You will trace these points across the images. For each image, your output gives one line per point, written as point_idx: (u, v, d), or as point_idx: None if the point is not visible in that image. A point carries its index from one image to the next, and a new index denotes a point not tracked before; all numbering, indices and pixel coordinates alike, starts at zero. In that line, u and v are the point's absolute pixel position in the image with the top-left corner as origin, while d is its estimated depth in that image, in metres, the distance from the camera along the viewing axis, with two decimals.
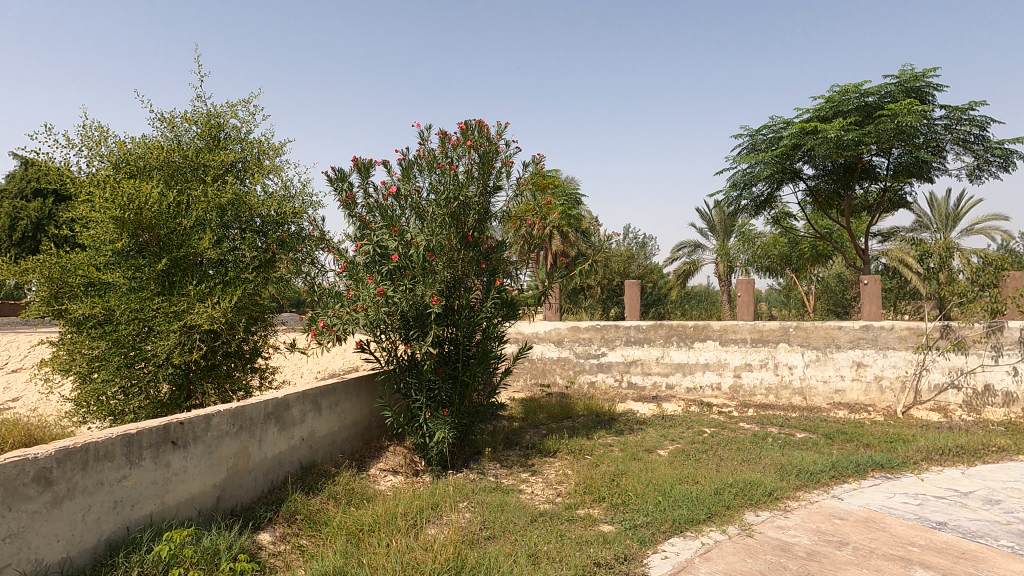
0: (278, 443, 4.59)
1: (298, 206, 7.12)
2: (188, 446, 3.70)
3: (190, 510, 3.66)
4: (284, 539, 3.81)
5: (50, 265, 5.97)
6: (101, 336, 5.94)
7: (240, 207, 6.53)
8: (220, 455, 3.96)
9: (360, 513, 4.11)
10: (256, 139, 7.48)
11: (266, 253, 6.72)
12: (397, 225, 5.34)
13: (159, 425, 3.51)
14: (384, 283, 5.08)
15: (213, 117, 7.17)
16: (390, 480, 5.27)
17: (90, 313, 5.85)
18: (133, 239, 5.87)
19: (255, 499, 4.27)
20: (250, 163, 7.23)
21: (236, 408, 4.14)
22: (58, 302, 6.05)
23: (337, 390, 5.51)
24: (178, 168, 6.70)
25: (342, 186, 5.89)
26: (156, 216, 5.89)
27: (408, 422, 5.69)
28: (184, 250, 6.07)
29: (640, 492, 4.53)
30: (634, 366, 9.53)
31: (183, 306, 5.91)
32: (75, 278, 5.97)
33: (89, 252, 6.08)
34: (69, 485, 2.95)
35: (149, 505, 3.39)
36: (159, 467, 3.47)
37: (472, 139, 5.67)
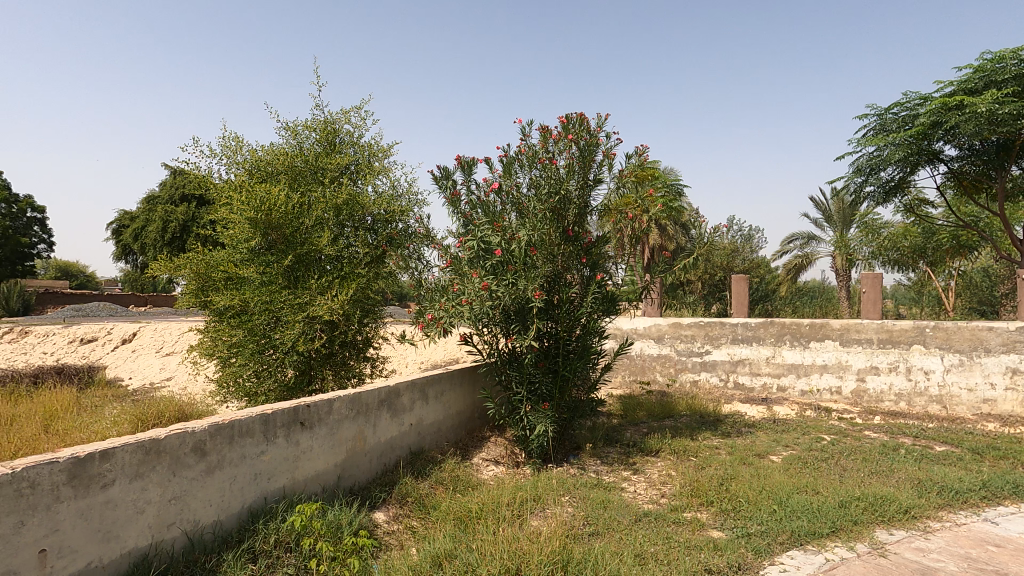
0: (390, 429, 4.87)
1: (405, 205, 7.47)
2: (314, 427, 4.02)
3: (316, 487, 3.99)
4: (397, 519, 4.05)
5: (198, 262, 6.77)
6: (239, 325, 6.62)
7: (354, 207, 6.98)
8: (341, 437, 4.27)
9: (466, 500, 4.27)
10: (367, 142, 7.97)
11: (377, 249, 7.12)
12: (500, 222, 5.45)
13: (290, 407, 3.85)
14: (488, 277, 5.16)
15: (330, 123, 7.72)
16: (492, 470, 5.41)
17: (229, 304, 6.56)
18: (265, 238, 6.49)
19: (370, 480, 4.56)
20: (361, 166, 7.67)
21: (355, 394, 4.44)
22: (204, 295, 6.84)
23: (443, 380, 5.73)
24: (301, 173, 7.31)
25: (447, 183, 6.13)
26: (284, 216, 6.47)
27: (509, 414, 5.78)
28: (307, 247, 6.62)
29: (752, 499, 4.28)
30: (742, 366, 9.02)
31: (306, 299, 6.45)
32: (216, 273, 6.69)
33: (227, 249, 6.78)
34: (219, 457, 3.32)
35: (282, 479, 3.74)
36: (290, 446, 3.82)
37: (573, 132, 5.65)
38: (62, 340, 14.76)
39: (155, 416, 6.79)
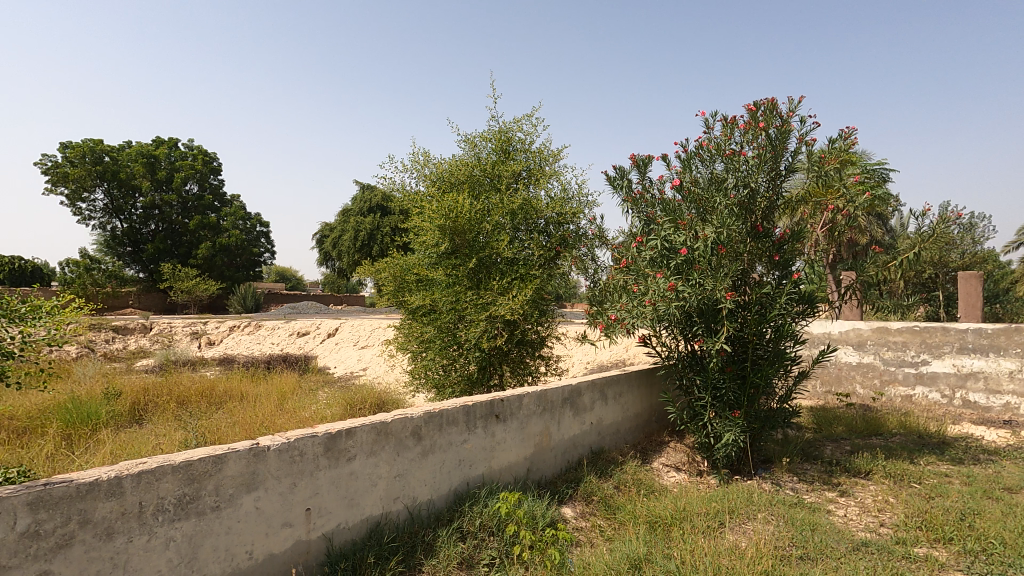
0: (573, 427, 4.96)
1: (576, 207, 7.57)
2: (507, 421, 4.26)
3: (508, 477, 4.23)
4: (584, 517, 4.11)
5: (395, 266, 7.60)
6: (430, 322, 7.27)
7: (529, 211, 7.26)
8: (529, 432, 4.47)
9: (653, 505, 4.18)
10: (538, 148, 8.24)
11: (551, 251, 7.32)
12: (683, 220, 5.23)
13: (487, 400, 4.12)
14: (674, 277, 5.00)
15: (504, 133, 8.12)
16: (674, 476, 5.23)
17: (422, 303, 7.25)
18: (451, 243, 7.05)
19: (556, 475, 4.70)
20: (533, 171, 7.93)
21: (541, 391, 4.61)
22: (400, 295, 7.66)
23: (622, 381, 5.68)
24: (479, 182, 7.81)
25: (621, 183, 6.09)
26: (468, 222, 6.97)
27: (691, 420, 5.54)
28: (488, 250, 7.02)
29: (1009, 543, 3.55)
30: (973, 381, 7.56)
31: (489, 299, 6.86)
32: (409, 276, 7.43)
33: (418, 255, 7.48)
34: (432, 442, 3.67)
35: (481, 466, 4.02)
36: (487, 436, 4.08)
37: (762, 119, 5.22)
38: (285, 333, 17.66)
39: (361, 401, 7.77)
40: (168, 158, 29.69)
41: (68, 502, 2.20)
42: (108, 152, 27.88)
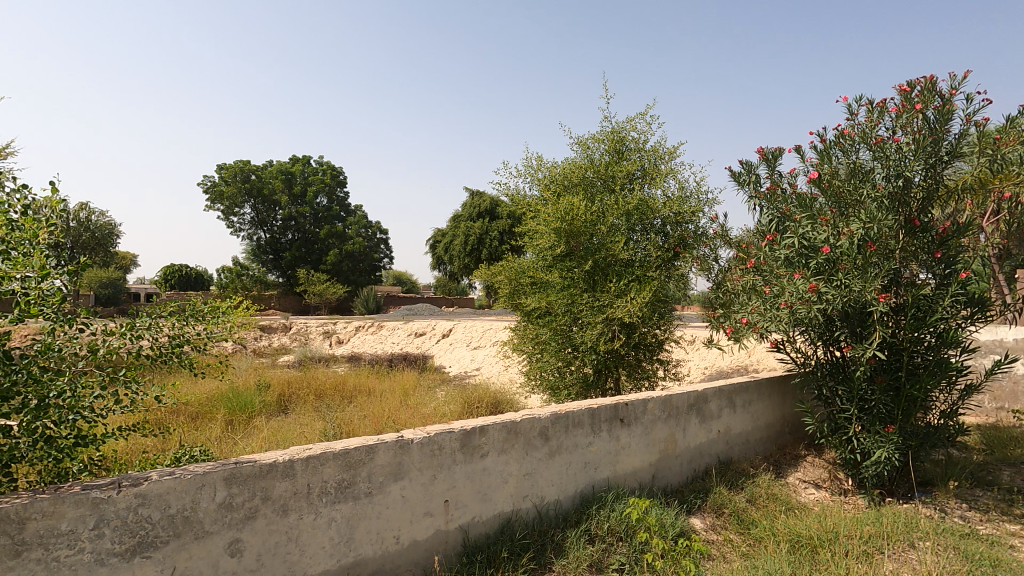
0: (699, 434, 4.76)
1: (695, 205, 7.25)
2: (631, 425, 4.18)
3: (633, 483, 4.16)
4: (715, 530, 3.93)
5: (509, 269, 7.76)
6: (545, 324, 7.30)
7: (645, 211, 7.06)
8: (654, 438, 4.35)
9: (793, 523, 3.89)
10: (652, 146, 8.00)
11: (669, 251, 7.09)
12: (824, 216, 4.82)
13: (612, 403, 4.07)
14: (815, 278, 4.62)
15: (617, 133, 7.96)
16: (813, 494, 4.83)
17: (537, 305, 7.30)
18: (567, 245, 7.04)
19: (682, 484, 4.54)
20: (648, 170, 7.74)
21: (667, 396, 4.47)
22: (515, 297, 7.80)
23: (752, 388, 5.34)
24: (592, 183, 7.73)
25: (748, 178, 5.75)
26: (583, 224, 6.91)
27: (833, 433, 5.07)
28: (605, 252, 6.91)
29: None
30: None
31: (606, 301, 6.75)
32: (524, 279, 7.53)
33: (532, 258, 7.54)
34: (558, 443, 3.71)
35: (606, 470, 3.99)
36: (612, 440, 4.04)
37: (919, 101, 4.64)
38: (404, 333, 18.78)
39: (478, 400, 8.05)
40: (302, 174, 32.84)
41: (253, 479, 2.51)
42: (254, 171, 31.44)
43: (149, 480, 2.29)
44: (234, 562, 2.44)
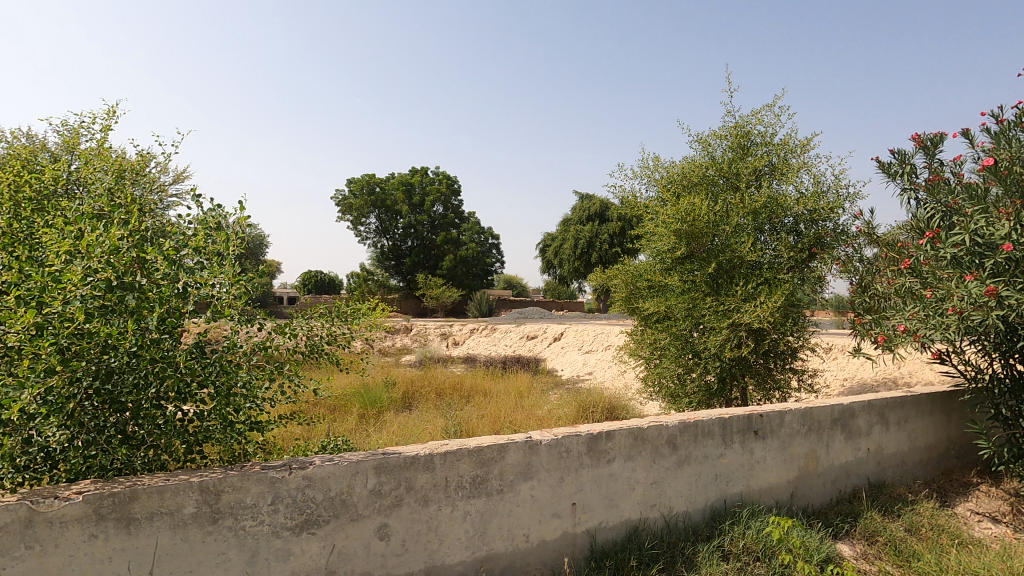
0: (845, 452, 4.34)
1: (834, 200, 6.60)
2: (767, 438, 3.92)
3: (769, 500, 3.89)
4: (868, 559, 3.56)
5: (625, 272, 7.23)
6: (664, 329, 6.81)
7: (775, 209, 6.50)
8: (793, 453, 4.04)
9: (967, 560, 3.41)
10: (781, 140, 7.32)
11: (803, 252, 6.49)
12: (1003, 209, 4.18)
13: (745, 414, 3.84)
14: (993, 280, 4.02)
15: (741, 127, 7.29)
16: (989, 529, 4.20)
17: (655, 310, 6.76)
18: (688, 248, 6.54)
19: (825, 506, 4.17)
20: (778, 165, 7.07)
21: (807, 409, 4.12)
22: (631, 302, 7.27)
23: (908, 404, 4.76)
24: (713, 182, 7.18)
25: (899, 169, 5.15)
26: (706, 225, 6.42)
27: (1015, 460, 4.38)
28: (729, 254, 6.40)
29: None
30: None
31: (732, 306, 6.29)
32: (641, 283, 7.07)
33: (650, 260, 7.11)
34: (687, 452, 3.58)
35: (739, 484, 3.78)
36: (745, 453, 3.82)
37: None
38: (516, 336, 19.12)
39: (593, 405, 7.95)
40: (421, 184, 34.76)
41: (399, 470, 2.71)
42: (378, 184, 33.89)
43: (314, 464, 2.56)
44: (383, 545, 2.65)
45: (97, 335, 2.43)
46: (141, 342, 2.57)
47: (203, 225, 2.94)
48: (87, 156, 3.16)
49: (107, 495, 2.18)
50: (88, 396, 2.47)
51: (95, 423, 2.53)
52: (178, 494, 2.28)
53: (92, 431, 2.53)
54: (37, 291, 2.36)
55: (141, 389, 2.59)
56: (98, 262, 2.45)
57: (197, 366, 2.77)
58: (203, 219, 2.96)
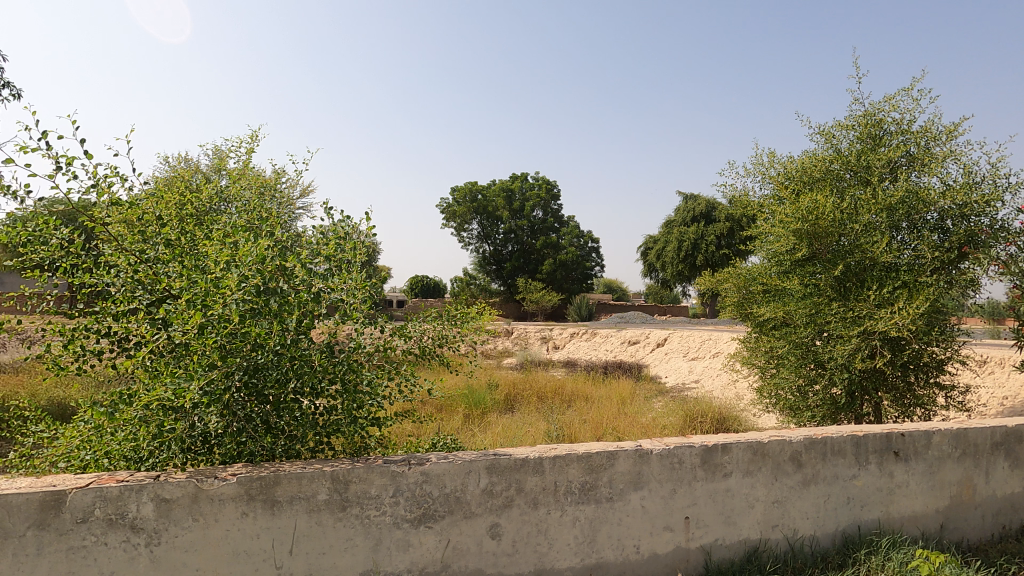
0: (1010, 482, 3.76)
1: (990, 192, 5.74)
2: (910, 460, 3.50)
3: (913, 530, 3.48)
4: None
5: (737, 276, 6.86)
6: (783, 336, 6.28)
7: (917, 204, 5.78)
8: (942, 479, 3.58)
9: None
10: (922, 126, 6.49)
11: (951, 252, 5.69)
12: None
13: (883, 432, 3.46)
14: None
15: (872, 115, 6.54)
16: None
17: (772, 315, 6.30)
18: (810, 249, 5.98)
19: (984, 542, 3.65)
20: (919, 155, 6.29)
21: (960, 430, 3.63)
22: (745, 307, 6.87)
23: None
24: (839, 177, 6.56)
25: None
26: (832, 224, 5.84)
27: None
28: (858, 255, 5.80)
29: None
30: None
31: (863, 312, 5.62)
32: (755, 286, 6.63)
33: (764, 263, 6.68)
34: (814, 471, 3.29)
35: (876, 510, 3.41)
36: (884, 476, 3.44)
37: None
38: (617, 341, 18.77)
39: (701, 415, 7.58)
40: (521, 190, 35.30)
41: (510, 471, 2.76)
42: (480, 191, 34.95)
43: (430, 461, 2.68)
44: (494, 544, 2.71)
45: (249, 334, 2.73)
46: (283, 341, 2.87)
47: (332, 234, 3.18)
48: (236, 175, 3.57)
49: (255, 478, 2.44)
50: (239, 388, 2.78)
51: (245, 412, 2.84)
52: (313, 481, 2.50)
53: (243, 420, 2.84)
54: (201, 296, 2.71)
55: (282, 384, 2.87)
56: (249, 269, 2.76)
57: (329, 364, 3.03)
58: (333, 229, 3.20)
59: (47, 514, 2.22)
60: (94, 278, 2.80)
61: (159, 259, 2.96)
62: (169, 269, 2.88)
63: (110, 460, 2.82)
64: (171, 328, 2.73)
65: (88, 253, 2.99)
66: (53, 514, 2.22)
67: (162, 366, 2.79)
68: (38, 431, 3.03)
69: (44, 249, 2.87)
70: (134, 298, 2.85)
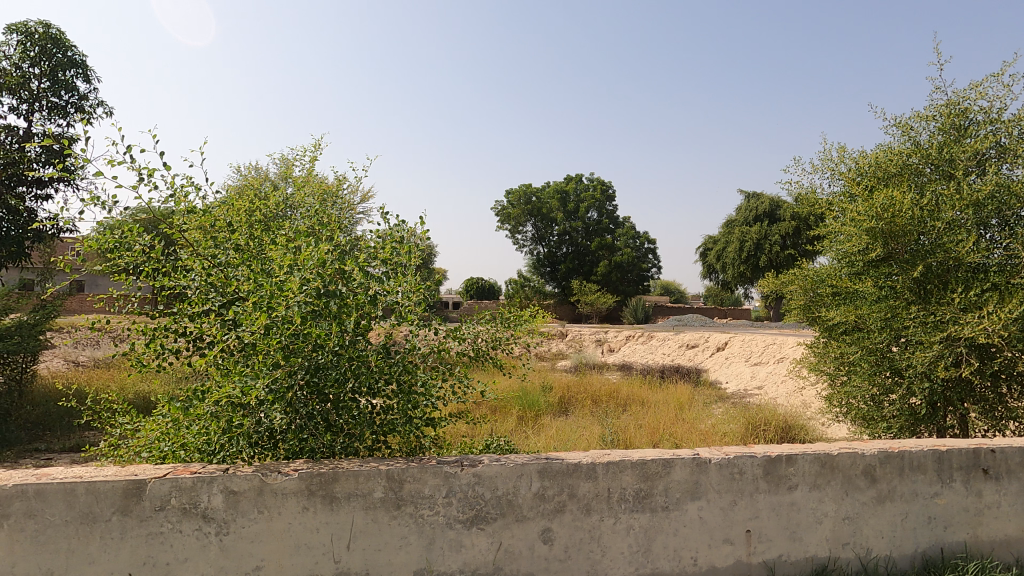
0: None
1: None
2: (1001, 479, 3.21)
3: (1005, 556, 3.18)
4: None
5: (804, 278, 6.56)
6: (854, 342, 5.89)
7: (1008, 200, 5.33)
8: None
9: None
10: (1014, 114, 5.95)
11: None
12: None
13: (969, 448, 3.19)
14: None
15: (955, 104, 6.06)
16: None
17: (842, 319, 5.94)
18: (885, 248, 5.59)
19: None
20: (1011, 146, 5.77)
21: None
22: (812, 310, 6.53)
23: None
24: (919, 172, 6.13)
25: None
26: (910, 222, 5.43)
27: None
28: (940, 255, 5.33)
29: None
30: None
31: (947, 317, 5.15)
32: (823, 288, 6.29)
33: (833, 264, 6.34)
34: (890, 487, 3.08)
35: (962, 532, 3.14)
36: (971, 495, 3.17)
37: None
38: (674, 345, 18.29)
39: (764, 422, 7.25)
40: (575, 191, 35.09)
41: (562, 476, 2.73)
42: (535, 193, 35.00)
43: (483, 463, 2.70)
44: (546, 549, 2.69)
45: (310, 335, 2.85)
46: (342, 342, 2.96)
47: (388, 238, 3.25)
48: (300, 183, 3.72)
49: (315, 474, 2.53)
50: (301, 386, 2.90)
51: (307, 410, 2.96)
52: (369, 479, 2.57)
53: (304, 417, 2.96)
54: (266, 298, 2.85)
55: (341, 384, 2.97)
56: (310, 273, 2.86)
57: (385, 365, 3.11)
58: (389, 233, 3.28)
59: (129, 501, 2.39)
60: (172, 281, 3.00)
61: (229, 263, 3.13)
62: (238, 273, 3.04)
63: (186, 452, 3.00)
64: (240, 329, 2.88)
65: (167, 258, 3.20)
66: (134, 501, 2.39)
67: (232, 364, 2.95)
68: (124, 423, 3.27)
69: (129, 254, 3.10)
70: (207, 300, 3.03)
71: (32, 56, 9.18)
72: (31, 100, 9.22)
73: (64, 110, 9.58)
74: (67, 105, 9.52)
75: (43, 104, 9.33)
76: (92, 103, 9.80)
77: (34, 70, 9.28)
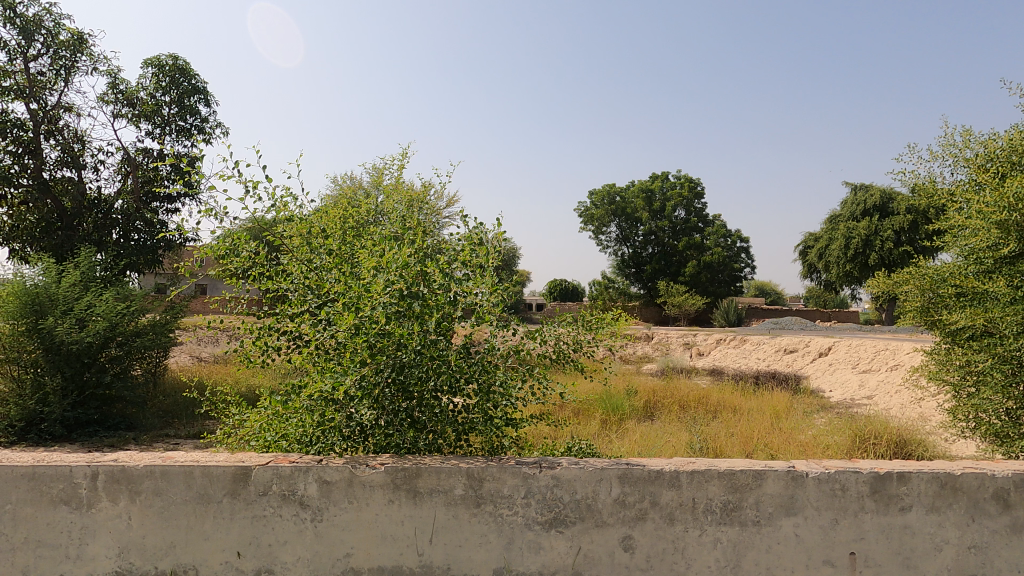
0: None
1: None
2: None
3: None
4: None
5: (922, 277, 5.96)
6: (984, 348, 5.21)
7: None
8: None
9: None
10: None
11: None
12: None
13: None
14: None
15: None
16: None
17: (968, 324, 5.26)
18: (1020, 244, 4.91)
19: None
20: None
21: None
22: (933, 313, 5.90)
23: None
24: None
25: None
26: None
27: None
28: None
29: None
30: None
31: None
32: (945, 288, 5.64)
33: (958, 262, 5.69)
34: None
35: None
36: None
37: None
38: (771, 349, 17.19)
39: (873, 435, 6.60)
40: (662, 190, 34.01)
41: (644, 482, 2.65)
42: (619, 193, 34.28)
43: (561, 465, 2.69)
44: (627, 557, 2.62)
45: (394, 334, 2.99)
46: (424, 341, 3.06)
47: (468, 241, 3.31)
48: (389, 190, 3.89)
49: (400, 469, 2.64)
50: (388, 384, 3.05)
51: (393, 407, 3.11)
52: (450, 476, 2.63)
53: (390, 414, 3.12)
54: (355, 299, 3.02)
55: (424, 382, 3.09)
56: (394, 275, 3.01)
57: (464, 364, 3.18)
58: (469, 236, 3.33)
59: (238, 484, 2.61)
60: (275, 283, 3.25)
61: (323, 267, 3.33)
62: (330, 275, 3.24)
63: (287, 442, 3.24)
64: (332, 327, 3.07)
65: (271, 262, 3.47)
66: (242, 485, 2.61)
67: (326, 362, 3.14)
68: (235, 414, 3.58)
69: (238, 259, 3.38)
70: (305, 301, 3.25)
71: (164, 85, 10.34)
72: (162, 124, 10.39)
73: (189, 132, 10.70)
74: (191, 127, 10.63)
75: (173, 128, 10.47)
76: (213, 125, 10.87)
77: (165, 98, 10.45)
